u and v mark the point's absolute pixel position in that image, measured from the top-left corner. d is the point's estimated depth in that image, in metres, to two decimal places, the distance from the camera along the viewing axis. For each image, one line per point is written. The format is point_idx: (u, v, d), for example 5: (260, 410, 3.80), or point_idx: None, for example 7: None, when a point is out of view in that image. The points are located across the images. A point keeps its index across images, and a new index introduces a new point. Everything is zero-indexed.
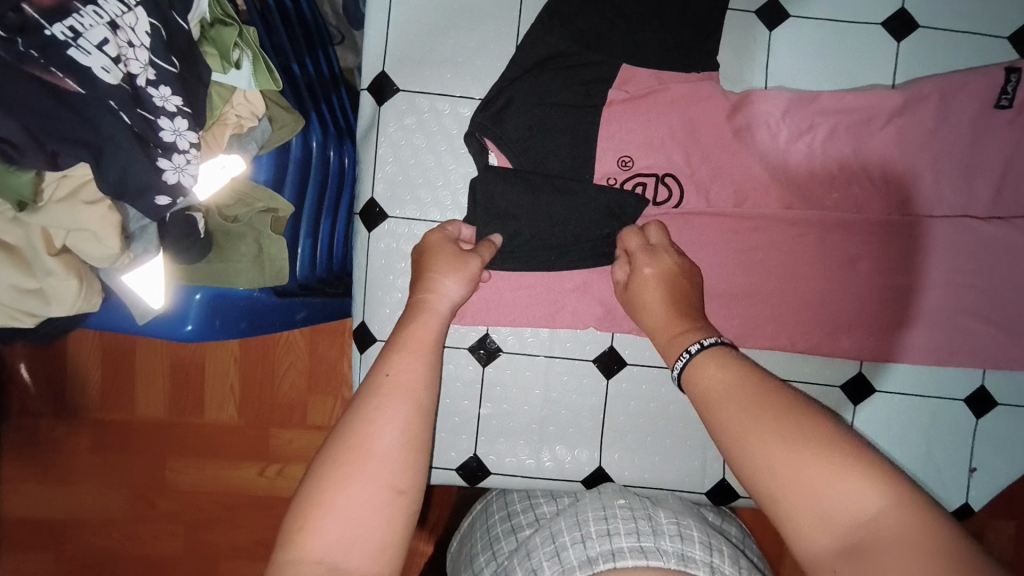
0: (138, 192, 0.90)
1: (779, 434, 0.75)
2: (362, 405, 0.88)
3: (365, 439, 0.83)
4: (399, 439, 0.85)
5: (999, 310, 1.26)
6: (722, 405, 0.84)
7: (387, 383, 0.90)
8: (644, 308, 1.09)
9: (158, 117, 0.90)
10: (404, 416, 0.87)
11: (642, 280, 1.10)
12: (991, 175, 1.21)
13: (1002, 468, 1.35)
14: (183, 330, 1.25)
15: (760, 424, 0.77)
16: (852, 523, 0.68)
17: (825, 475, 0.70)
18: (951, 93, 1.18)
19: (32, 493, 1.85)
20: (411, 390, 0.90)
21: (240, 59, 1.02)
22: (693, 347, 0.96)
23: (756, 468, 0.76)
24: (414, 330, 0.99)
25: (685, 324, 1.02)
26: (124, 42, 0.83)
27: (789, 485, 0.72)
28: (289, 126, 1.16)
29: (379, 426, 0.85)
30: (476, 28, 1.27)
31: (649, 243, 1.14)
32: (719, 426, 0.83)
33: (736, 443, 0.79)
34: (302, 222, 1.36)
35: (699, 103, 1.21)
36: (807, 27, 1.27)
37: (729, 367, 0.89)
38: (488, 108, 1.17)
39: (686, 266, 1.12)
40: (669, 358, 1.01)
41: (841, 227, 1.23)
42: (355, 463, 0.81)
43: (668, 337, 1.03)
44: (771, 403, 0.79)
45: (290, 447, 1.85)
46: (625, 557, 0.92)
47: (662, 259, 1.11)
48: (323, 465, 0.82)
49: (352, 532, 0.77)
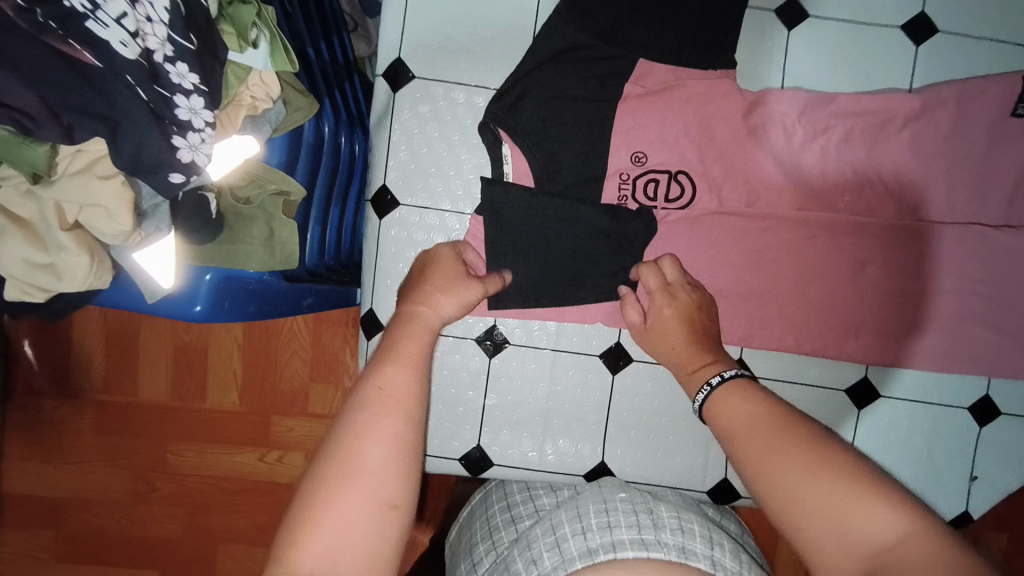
0: (152, 167, 0.90)
1: (797, 464, 0.75)
2: (352, 419, 0.81)
3: (354, 453, 0.78)
4: (391, 453, 0.79)
5: (1008, 319, 1.25)
6: (744, 434, 0.84)
7: (379, 394, 0.84)
8: (665, 345, 1.10)
9: (174, 94, 0.89)
10: (397, 431, 0.81)
11: (662, 318, 1.11)
12: (1005, 184, 1.20)
13: (1005, 477, 1.34)
14: (192, 311, 1.24)
15: (782, 453, 0.77)
16: (874, 553, 0.67)
17: (848, 503, 0.70)
18: (969, 99, 1.18)
19: (33, 470, 1.86)
20: (402, 403, 0.84)
21: (258, 39, 1.00)
22: (715, 380, 0.97)
23: (778, 498, 0.75)
24: (407, 341, 0.92)
25: (707, 357, 1.03)
26: (142, 17, 0.82)
27: (812, 518, 0.72)
28: (303, 110, 1.17)
29: (371, 441, 0.79)
30: (494, 18, 1.26)
31: (666, 281, 1.15)
32: (741, 455, 0.83)
33: (758, 472, 0.79)
34: (312, 207, 1.35)
35: (716, 101, 1.21)
36: (826, 28, 1.26)
37: (751, 399, 0.89)
38: (503, 99, 1.17)
39: (701, 301, 1.13)
40: (691, 390, 1.02)
41: (854, 230, 1.22)
42: (347, 479, 0.76)
43: (691, 369, 1.04)
44: (788, 434, 0.80)
45: (291, 434, 1.86)
46: (625, 549, 0.92)
47: (679, 299, 1.12)
48: (314, 479, 0.77)
49: (343, 548, 0.72)
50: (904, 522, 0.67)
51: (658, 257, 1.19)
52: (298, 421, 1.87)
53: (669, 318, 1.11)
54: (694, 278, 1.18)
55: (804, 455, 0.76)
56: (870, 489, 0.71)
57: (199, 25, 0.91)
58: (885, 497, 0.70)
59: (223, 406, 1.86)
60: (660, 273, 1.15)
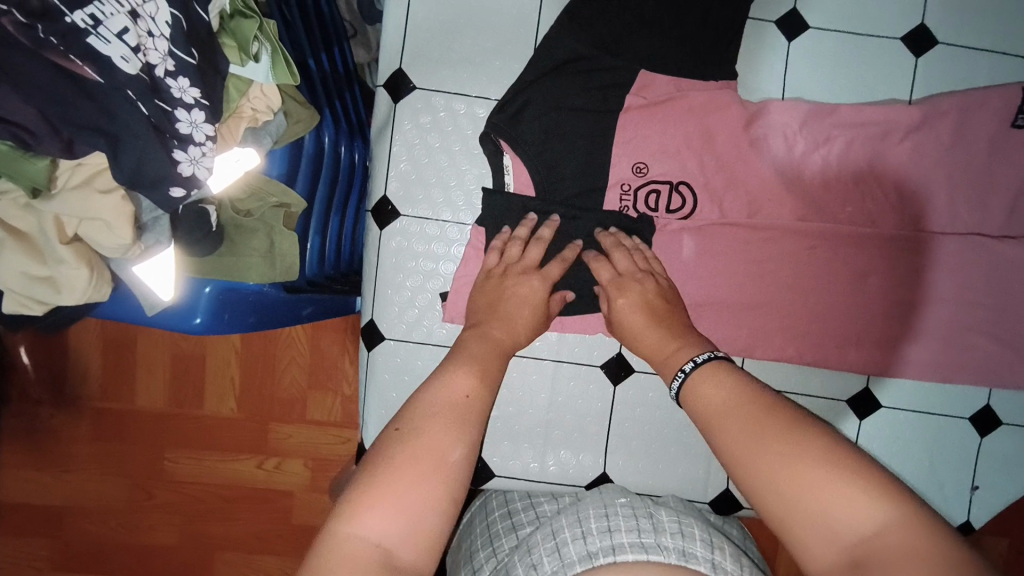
0: (153, 181, 0.89)
1: (780, 452, 0.78)
2: (433, 416, 0.88)
3: (438, 446, 0.84)
4: (466, 455, 0.86)
5: (1008, 329, 1.25)
6: (721, 423, 0.86)
7: (462, 403, 0.92)
8: (632, 338, 1.11)
9: (175, 108, 0.89)
10: (474, 441, 0.88)
11: (621, 312, 1.11)
12: (1005, 195, 1.21)
13: (1006, 487, 1.34)
14: (192, 323, 1.23)
15: (759, 443, 0.80)
16: (850, 540, 0.71)
17: (824, 490, 0.73)
18: (969, 110, 1.18)
19: (29, 479, 1.84)
20: (478, 417, 0.92)
21: (259, 52, 1.00)
22: (689, 366, 0.98)
23: (759, 488, 0.78)
24: (485, 360, 1.01)
25: (679, 341, 1.04)
26: (144, 32, 0.83)
27: (796, 504, 0.75)
28: (304, 121, 1.17)
29: (453, 440, 0.86)
30: (495, 29, 1.26)
31: (617, 272, 1.14)
32: (721, 443, 0.85)
33: (738, 464, 0.81)
34: (312, 219, 1.35)
35: (717, 112, 1.21)
36: (826, 39, 1.27)
37: (726, 386, 0.91)
38: (504, 110, 1.16)
39: (654, 286, 1.13)
40: (668, 376, 1.02)
41: (855, 240, 1.22)
42: (423, 461, 0.82)
43: (663, 356, 1.05)
44: (769, 422, 0.82)
45: (289, 441, 1.85)
46: (626, 552, 0.91)
47: (632, 287, 1.11)
48: (390, 456, 0.82)
49: (410, 528, 0.77)
50: (879, 507, 0.71)
51: (608, 245, 1.17)
52: (297, 429, 1.86)
53: (626, 311, 1.11)
54: (643, 257, 1.17)
55: (782, 444, 0.79)
56: (846, 473, 0.74)
57: (203, 42, 0.91)
58: (859, 479, 0.73)
59: (223, 414, 1.85)
60: (611, 266, 1.14)
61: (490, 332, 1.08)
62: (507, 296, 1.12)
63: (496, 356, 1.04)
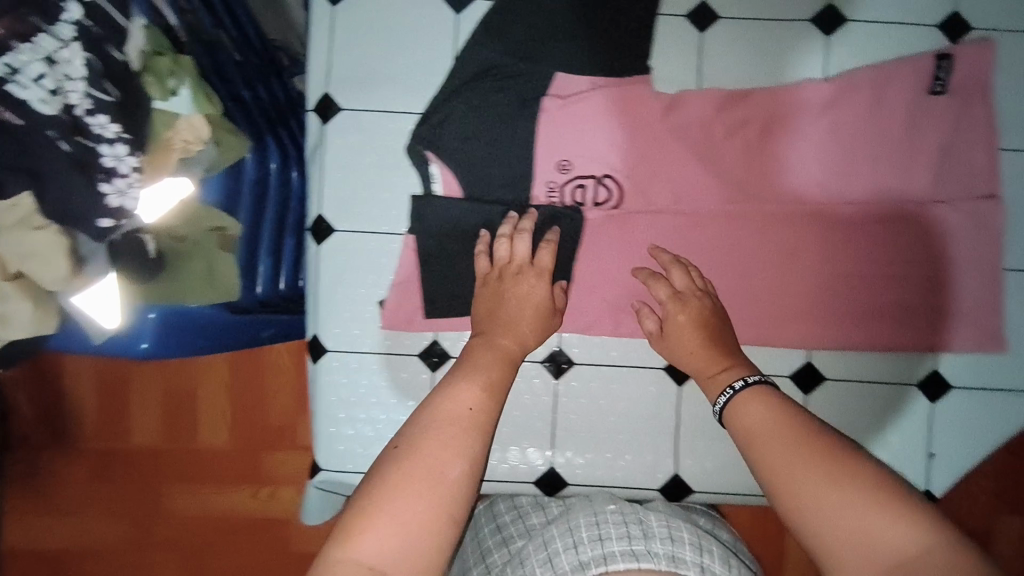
0: (82, 217, 0.96)
1: (819, 480, 0.88)
2: (438, 432, 0.96)
3: (435, 466, 0.92)
4: (465, 471, 0.93)
5: (921, 288, 1.30)
6: (767, 449, 0.95)
7: (465, 415, 0.99)
8: (679, 350, 1.20)
9: (100, 144, 0.92)
10: (472, 454, 0.95)
11: (676, 325, 1.19)
12: (924, 158, 1.28)
13: (964, 451, 1.34)
14: (138, 346, 1.43)
15: (801, 469, 0.90)
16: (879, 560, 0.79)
17: (866, 511, 0.83)
18: (881, 87, 1.29)
19: (30, 525, 1.77)
20: (483, 429, 0.99)
21: (178, 87, 1.04)
22: (741, 385, 1.08)
23: (805, 509, 0.87)
24: (492, 373, 1.08)
25: (722, 362, 1.15)
26: (61, 76, 0.84)
27: (837, 530, 0.83)
28: (232, 148, 1.27)
29: (452, 457, 0.94)
30: (402, 41, 1.33)
31: (676, 290, 1.22)
32: (766, 466, 0.94)
33: (780, 487, 0.91)
34: (262, 242, 1.47)
35: (628, 105, 1.30)
36: (728, 26, 1.33)
37: (772, 411, 1.00)
38: (427, 120, 1.30)
39: (714, 307, 1.21)
40: (712, 393, 1.12)
41: (761, 224, 1.30)
42: (422, 480, 0.90)
43: (710, 374, 1.15)
44: (813, 451, 0.92)
45: (281, 468, 1.77)
46: (616, 561, 0.94)
47: (692, 303, 1.20)
48: (393, 479, 0.90)
49: (406, 543, 0.85)
50: (905, 530, 0.80)
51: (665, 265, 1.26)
52: (291, 454, 1.79)
53: (682, 325, 1.19)
54: (699, 274, 1.25)
55: (822, 471, 0.88)
56: (877, 493, 0.85)
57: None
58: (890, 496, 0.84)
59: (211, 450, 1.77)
60: (670, 286, 1.23)
61: (496, 341, 1.15)
62: (506, 297, 1.19)
63: (509, 367, 1.12)
